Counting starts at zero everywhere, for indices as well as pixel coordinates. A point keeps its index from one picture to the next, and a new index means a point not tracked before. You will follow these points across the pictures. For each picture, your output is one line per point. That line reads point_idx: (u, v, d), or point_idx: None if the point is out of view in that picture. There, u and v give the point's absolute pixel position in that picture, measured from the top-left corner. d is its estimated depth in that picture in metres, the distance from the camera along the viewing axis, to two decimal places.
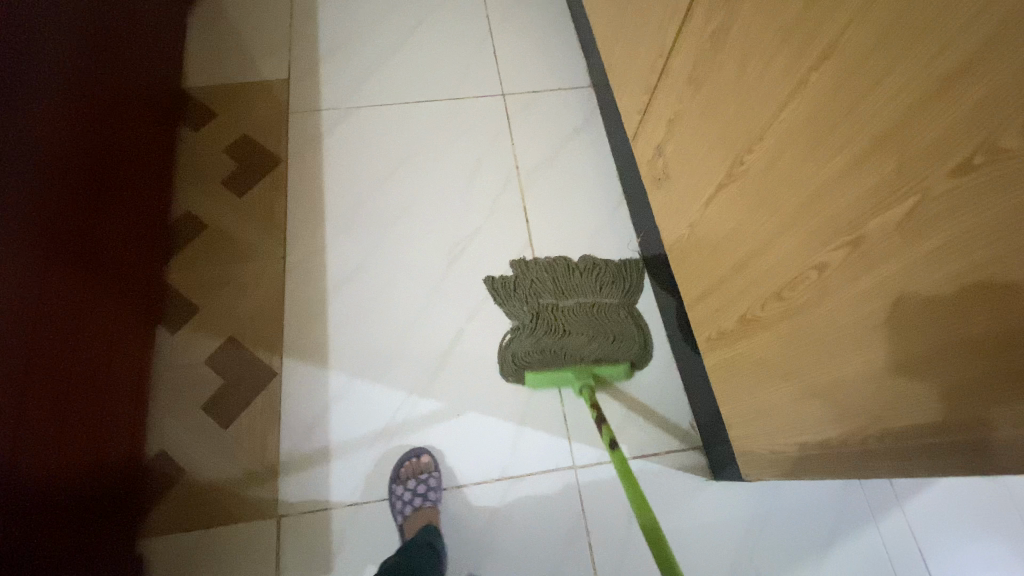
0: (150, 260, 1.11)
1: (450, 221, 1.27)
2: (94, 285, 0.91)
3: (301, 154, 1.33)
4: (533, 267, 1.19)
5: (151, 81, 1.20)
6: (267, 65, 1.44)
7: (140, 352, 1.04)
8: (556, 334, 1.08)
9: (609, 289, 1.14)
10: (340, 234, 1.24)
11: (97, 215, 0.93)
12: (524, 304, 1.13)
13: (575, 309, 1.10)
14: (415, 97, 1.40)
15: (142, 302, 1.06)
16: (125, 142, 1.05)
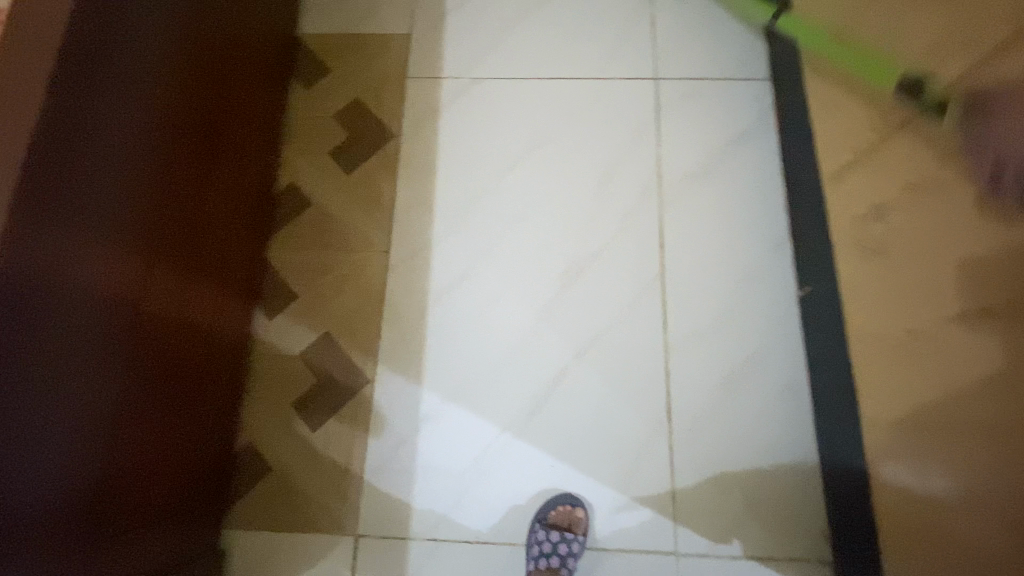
0: (248, 229, 1.02)
1: (572, 231, 1.07)
2: (191, 261, 0.83)
3: (415, 124, 1.16)
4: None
5: (268, 31, 1.08)
6: (386, 6, 1.25)
7: (233, 330, 0.98)
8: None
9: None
10: (449, 227, 1.09)
11: (206, 199, 0.85)
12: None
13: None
14: (551, 64, 1.16)
15: (238, 278, 0.99)
16: (234, 95, 0.93)
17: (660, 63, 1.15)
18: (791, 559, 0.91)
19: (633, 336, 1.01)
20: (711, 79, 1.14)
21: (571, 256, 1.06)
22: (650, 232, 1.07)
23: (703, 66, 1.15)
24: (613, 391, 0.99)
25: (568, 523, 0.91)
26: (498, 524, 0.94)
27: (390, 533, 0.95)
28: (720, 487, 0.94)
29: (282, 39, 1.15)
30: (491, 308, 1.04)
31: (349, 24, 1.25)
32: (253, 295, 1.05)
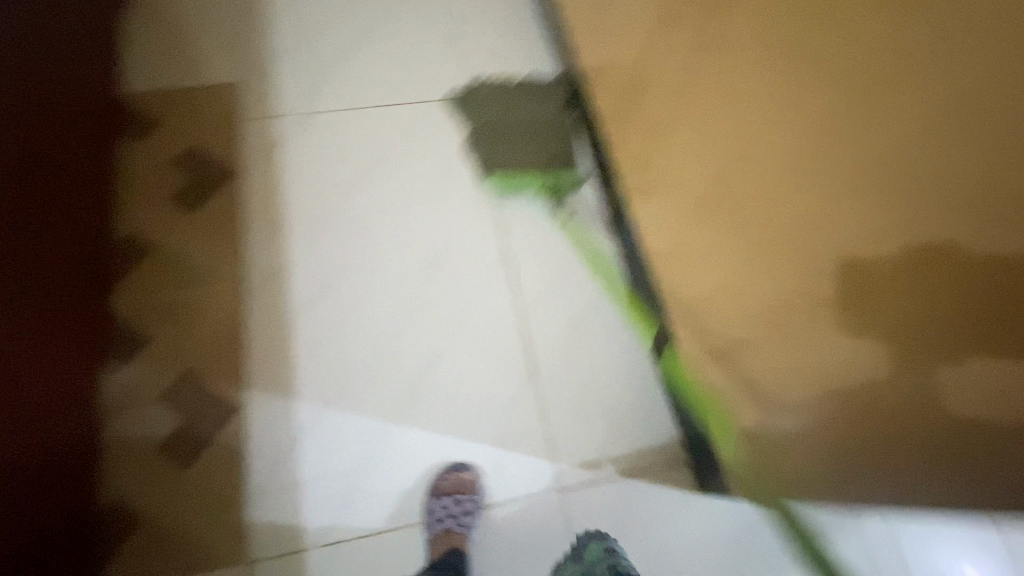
0: (82, 259, 0.97)
1: (421, 231, 1.18)
2: (21, 254, 0.79)
3: (257, 160, 1.21)
4: (477, 91, 1.29)
5: (90, 88, 1.09)
6: (213, 61, 1.31)
7: (79, 358, 0.91)
8: (501, 117, 1.24)
9: (545, 112, 1.23)
10: (304, 247, 1.14)
11: (40, 241, 0.83)
12: (476, 110, 1.27)
13: (526, 127, 1.20)
14: (379, 94, 1.30)
15: (76, 303, 0.93)
16: (58, 111, 0.94)
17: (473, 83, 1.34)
18: (658, 469, 1.02)
19: (491, 312, 1.12)
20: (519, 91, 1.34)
21: (426, 251, 1.16)
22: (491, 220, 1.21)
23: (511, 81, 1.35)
24: (483, 362, 1.08)
25: (459, 488, 0.96)
26: (393, 511, 0.97)
27: (284, 550, 0.93)
28: (588, 424, 1.05)
29: (104, 96, 1.16)
30: (356, 312, 1.09)
31: (176, 80, 1.29)
32: (104, 343, 1.00)
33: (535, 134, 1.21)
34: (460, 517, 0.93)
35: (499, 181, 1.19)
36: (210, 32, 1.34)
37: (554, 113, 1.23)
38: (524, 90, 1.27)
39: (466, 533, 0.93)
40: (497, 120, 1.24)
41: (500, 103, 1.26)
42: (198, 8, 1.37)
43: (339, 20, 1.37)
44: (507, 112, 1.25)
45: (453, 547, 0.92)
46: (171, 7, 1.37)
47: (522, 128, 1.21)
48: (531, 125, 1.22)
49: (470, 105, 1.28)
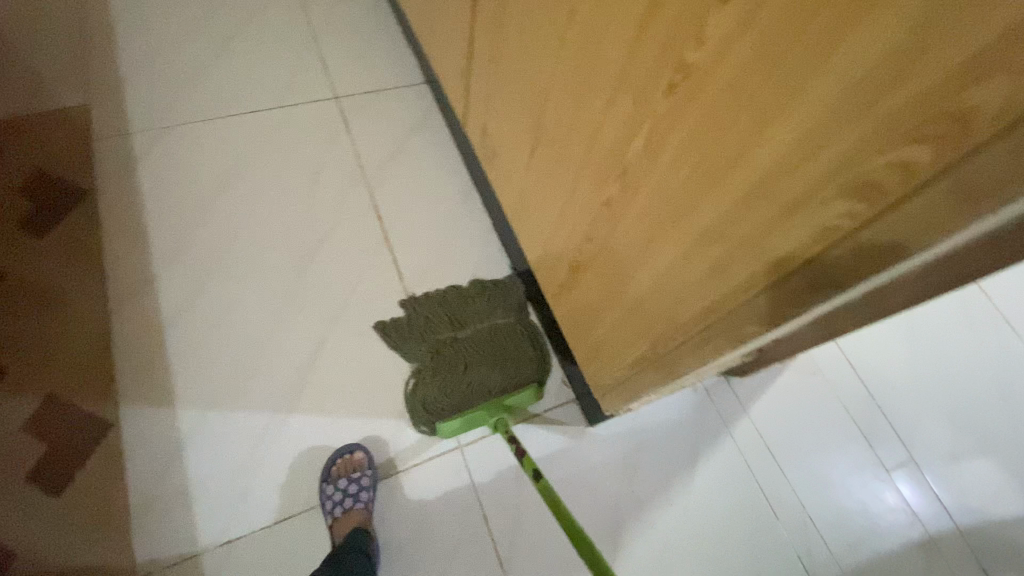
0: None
1: (296, 228, 1.20)
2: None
3: (111, 178, 1.18)
4: (424, 303, 1.15)
5: None
6: (51, 84, 1.27)
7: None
8: (462, 379, 1.07)
9: (497, 333, 1.13)
10: (170, 257, 1.12)
11: None
12: (425, 343, 1.11)
13: (481, 360, 1.09)
14: (240, 103, 1.31)
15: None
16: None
17: (336, 85, 1.39)
18: (547, 410, 1.11)
19: (374, 294, 1.16)
20: (381, 88, 1.41)
21: (302, 246, 1.18)
22: (367, 210, 1.25)
23: (372, 81, 1.42)
24: (371, 342, 1.11)
25: (352, 467, 0.98)
26: (291, 499, 0.97)
27: (176, 559, 0.90)
28: None
29: None
30: (233, 311, 1.09)
31: (10, 107, 1.23)
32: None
33: (488, 343, 1.11)
34: (357, 493, 0.93)
35: (448, 433, 1.02)
36: (45, 56, 1.30)
37: (517, 338, 1.13)
38: (477, 310, 1.15)
39: (366, 507, 0.94)
40: (462, 379, 1.07)
41: (449, 311, 1.15)
42: (32, 34, 1.32)
43: (188, 35, 1.38)
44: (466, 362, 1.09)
45: (357, 526, 0.92)
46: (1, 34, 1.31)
47: (478, 375, 1.07)
48: (495, 369, 1.09)
49: (413, 336, 1.11)
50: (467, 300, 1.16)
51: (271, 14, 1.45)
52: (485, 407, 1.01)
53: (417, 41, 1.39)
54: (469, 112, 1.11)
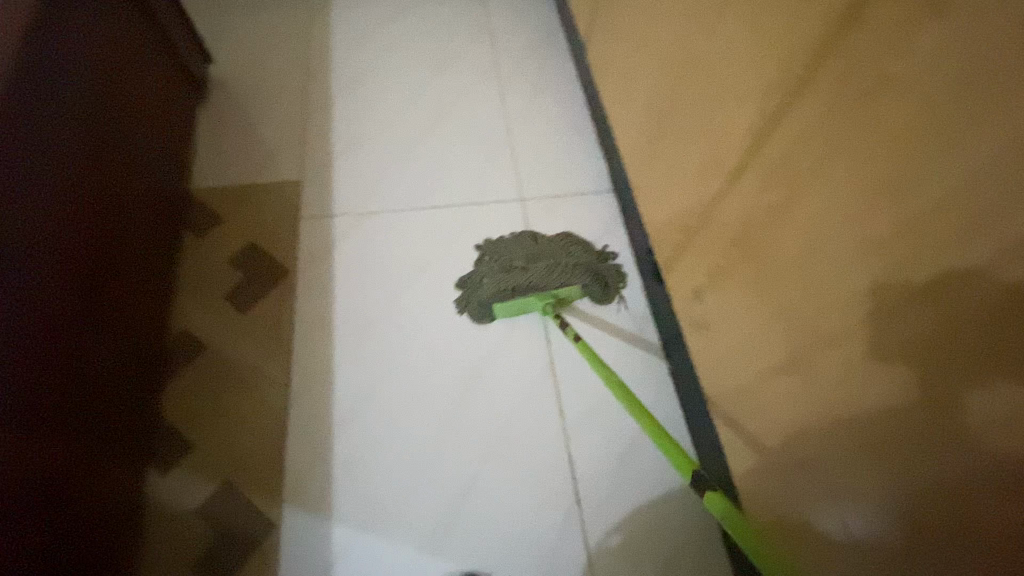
0: (131, 314, 1.03)
1: (465, 339, 1.17)
2: (66, 288, 0.86)
3: (308, 260, 1.24)
4: (499, 246, 1.26)
5: (151, 193, 1.17)
6: (275, 160, 1.39)
7: (117, 409, 0.96)
8: (520, 279, 1.19)
9: (565, 257, 1.23)
10: (348, 353, 1.15)
11: (82, 348, 0.88)
12: (494, 262, 1.24)
13: (546, 274, 1.19)
14: (431, 199, 1.34)
15: (121, 358, 0.98)
16: (122, 174, 1.07)
17: (523, 186, 1.36)
18: None
19: (534, 429, 1.08)
20: (567, 192, 1.35)
21: (468, 361, 1.15)
22: (535, 327, 1.19)
23: (558, 183, 1.37)
24: (524, 486, 1.03)
25: None
26: None
27: None
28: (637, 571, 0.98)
29: (167, 197, 1.23)
30: (395, 417, 1.08)
31: (239, 177, 1.36)
32: (144, 447, 1.01)
33: (556, 265, 1.21)
34: None
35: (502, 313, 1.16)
36: (274, 133, 1.43)
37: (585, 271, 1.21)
38: (548, 251, 1.24)
39: None
40: (522, 278, 1.19)
41: (525, 249, 1.25)
42: (266, 111, 1.47)
43: (396, 120, 1.45)
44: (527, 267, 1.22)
45: None
46: (242, 109, 1.47)
47: (537, 278, 1.18)
48: (554, 279, 1.19)
49: (487, 262, 1.24)
50: (541, 241, 1.26)
51: (469, 106, 1.47)
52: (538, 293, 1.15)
53: (612, 150, 1.33)
54: (674, 257, 1.01)
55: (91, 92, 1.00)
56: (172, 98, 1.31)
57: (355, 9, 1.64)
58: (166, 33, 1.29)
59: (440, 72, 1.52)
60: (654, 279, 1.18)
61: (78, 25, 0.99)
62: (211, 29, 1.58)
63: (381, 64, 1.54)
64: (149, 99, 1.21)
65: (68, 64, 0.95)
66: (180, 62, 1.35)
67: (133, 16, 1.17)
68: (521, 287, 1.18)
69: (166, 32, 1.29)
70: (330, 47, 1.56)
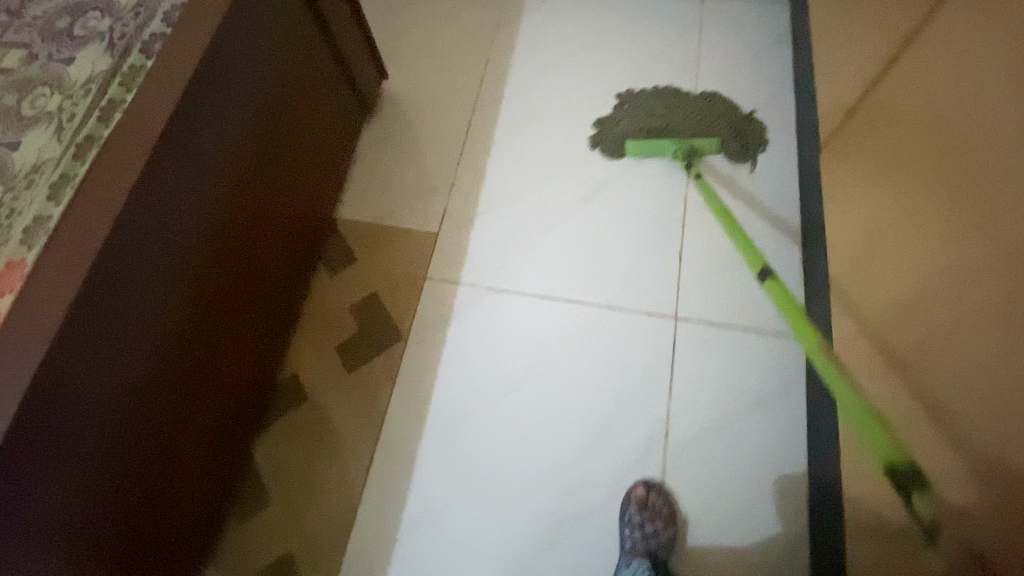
0: (239, 363, 1.03)
1: (562, 476, 1.03)
2: (179, 340, 0.87)
3: (426, 332, 1.17)
4: (639, 95, 1.34)
5: (301, 215, 1.17)
6: (421, 201, 1.29)
7: (206, 461, 0.97)
8: (661, 121, 1.29)
9: (709, 107, 1.30)
10: (438, 452, 1.07)
11: (192, 386, 0.92)
12: (635, 109, 1.32)
13: (687, 122, 1.28)
14: (569, 288, 1.17)
15: (219, 411, 0.99)
16: (260, 218, 1.04)
17: (681, 305, 1.13)
18: None
19: None
20: (732, 327, 1.11)
21: (564, 503, 1.02)
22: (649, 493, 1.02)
23: (727, 311, 1.12)
24: None
25: None
26: None
27: None
28: None
29: (315, 220, 1.22)
30: (478, 539, 1.01)
31: (380, 214, 1.29)
32: (234, 476, 1.05)
33: (698, 116, 1.29)
34: None
35: (631, 152, 1.27)
36: (426, 167, 1.33)
37: (726, 122, 1.28)
38: (691, 103, 1.31)
39: None
40: (661, 122, 1.29)
41: (667, 104, 1.32)
42: (424, 139, 1.37)
43: (556, 180, 1.28)
44: (668, 124, 1.29)
45: None
46: (402, 131, 1.38)
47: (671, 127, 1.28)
48: (691, 127, 1.28)
49: (634, 99, 1.33)
50: (686, 96, 1.32)
51: (645, 183, 1.25)
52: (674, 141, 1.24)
53: (824, 290, 1.04)
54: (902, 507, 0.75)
55: (242, 139, 0.95)
56: (340, 114, 1.27)
57: (547, 31, 1.46)
58: (336, 49, 1.21)
59: (618, 129, 1.32)
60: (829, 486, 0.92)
61: (243, 66, 0.92)
62: (393, 32, 1.49)
63: (558, 104, 1.36)
64: (317, 119, 1.19)
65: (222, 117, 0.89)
66: (348, 78, 1.28)
67: (302, 37, 1.09)
68: (659, 133, 1.28)
69: (338, 49, 1.21)
70: (508, 74, 1.41)
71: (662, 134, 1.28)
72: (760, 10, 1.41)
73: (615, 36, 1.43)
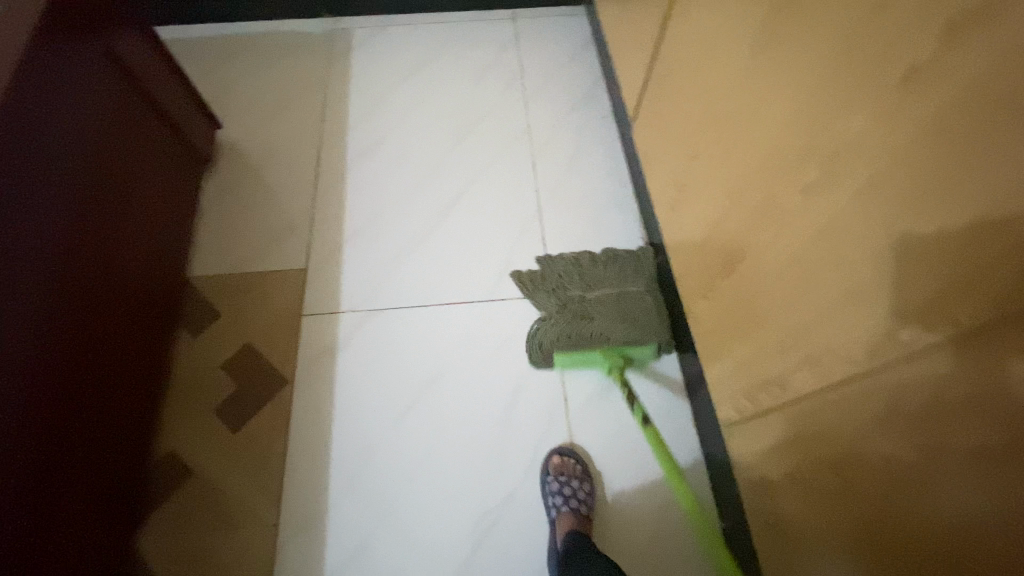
0: (113, 428, 0.93)
1: (480, 469, 1.05)
2: (51, 385, 0.79)
3: (311, 371, 1.13)
4: (550, 273, 1.20)
5: (151, 254, 1.10)
6: (281, 242, 1.26)
7: (95, 528, 0.87)
8: (585, 324, 1.10)
9: (633, 290, 1.14)
10: (349, 483, 1.03)
11: (71, 438, 0.82)
12: (552, 303, 1.15)
13: (611, 312, 1.11)
14: (449, 292, 1.21)
15: (102, 476, 0.89)
16: (107, 268, 0.96)
17: None
18: None
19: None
20: None
21: (487, 494, 1.03)
22: None
23: None
24: None
25: None
26: None
27: None
28: None
29: (168, 263, 1.15)
30: (409, 555, 0.98)
31: (239, 262, 1.24)
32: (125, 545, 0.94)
33: (622, 296, 1.13)
34: None
35: (494, 59, 1.53)
36: (279, 208, 1.30)
37: (648, 297, 1.13)
38: (605, 271, 1.18)
39: None
40: (586, 308, 1.12)
41: (581, 275, 1.18)
42: (273, 182, 1.34)
43: (418, 195, 1.32)
44: (587, 299, 1.14)
45: None
46: (248, 178, 1.35)
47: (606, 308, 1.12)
48: (621, 329, 1.09)
49: (544, 288, 1.18)
50: (597, 265, 1.19)
51: (495, 183, 1.34)
52: (604, 349, 1.08)
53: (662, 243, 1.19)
54: (733, 406, 0.86)
55: (76, 180, 0.90)
56: (176, 152, 1.22)
57: (379, 63, 1.52)
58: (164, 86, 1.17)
59: (464, 140, 1.40)
60: (703, 404, 1.05)
61: (56, 109, 0.86)
62: (220, 87, 1.47)
63: (404, 127, 1.42)
64: (154, 156, 1.13)
65: (49, 155, 0.84)
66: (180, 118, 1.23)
67: (124, 78, 1.05)
68: (585, 334, 1.09)
69: (165, 91, 1.17)
70: (349, 107, 1.44)
71: (582, 316, 1.11)
72: (563, 23, 1.59)
73: (443, 59, 1.53)
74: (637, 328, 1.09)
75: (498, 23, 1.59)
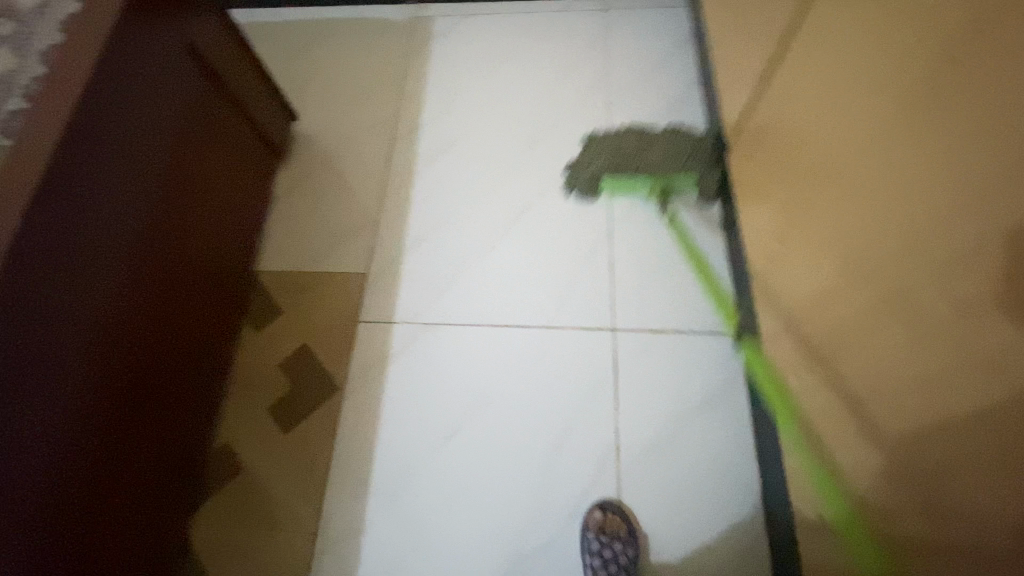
0: (172, 422, 0.97)
1: (518, 506, 1.00)
2: (113, 386, 0.82)
3: (361, 381, 1.12)
4: (603, 140, 1.26)
5: (221, 249, 1.12)
6: (344, 244, 1.25)
7: (150, 517, 0.92)
8: (633, 161, 1.20)
9: (687, 146, 1.18)
10: (386, 502, 1.03)
11: (129, 435, 0.86)
12: (603, 154, 1.25)
13: (663, 160, 1.18)
14: (505, 313, 1.15)
15: (160, 468, 0.94)
16: (176, 267, 0.98)
17: (616, 315, 1.13)
18: None
19: None
20: (669, 331, 1.11)
21: (522, 534, 0.98)
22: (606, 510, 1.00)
23: (662, 316, 1.12)
24: None
25: None
26: None
27: None
28: None
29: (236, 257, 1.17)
30: None
31: (303, 261, 1.25)
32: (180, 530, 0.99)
33: (675, 143, 1.20)
34: None
35: (580, 55, 1.41)
36: (345, 208, 1.29)
37: (706, 148, 1.17)
38: (655, 153, 1.20)
39: None
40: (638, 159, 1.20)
41: (638, 142, 1.23)
42: (341, 179, 1.33)
43: (484, 202, 1.26)
44: (639, 154, 1.21)
45: None
46: (317, 173, 1.34)
47: (658, 162, 1.19)
48: (666, 162, 1.18)
49: (592, 153, 1.25)
50: (649, 137, 1.23)
51: (566, 196, 1.25)
52: (648, 178, 1.18)
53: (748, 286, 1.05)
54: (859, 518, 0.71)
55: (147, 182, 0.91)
56: (251, 146, 1.23)
57: (457, 54, 1.45)
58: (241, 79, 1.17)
59: (537, 146, 1.31)
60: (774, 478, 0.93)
61: (132, 111, 0.88)
62: (299, 76, 1.47)
63: (475, 126, 1.35)
64: (228, 151, 1.14)
65: (122, 159, 0.85)
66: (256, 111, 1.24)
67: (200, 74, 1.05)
68: (631, 158, 1.21)
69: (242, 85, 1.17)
70: (422, 102, 1.39)
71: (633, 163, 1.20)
72: (661, 18, 1.43)
73: (524, 53, 1.43)
74: (680, 166, 1.17)
75: (588, 14, 1.46)
